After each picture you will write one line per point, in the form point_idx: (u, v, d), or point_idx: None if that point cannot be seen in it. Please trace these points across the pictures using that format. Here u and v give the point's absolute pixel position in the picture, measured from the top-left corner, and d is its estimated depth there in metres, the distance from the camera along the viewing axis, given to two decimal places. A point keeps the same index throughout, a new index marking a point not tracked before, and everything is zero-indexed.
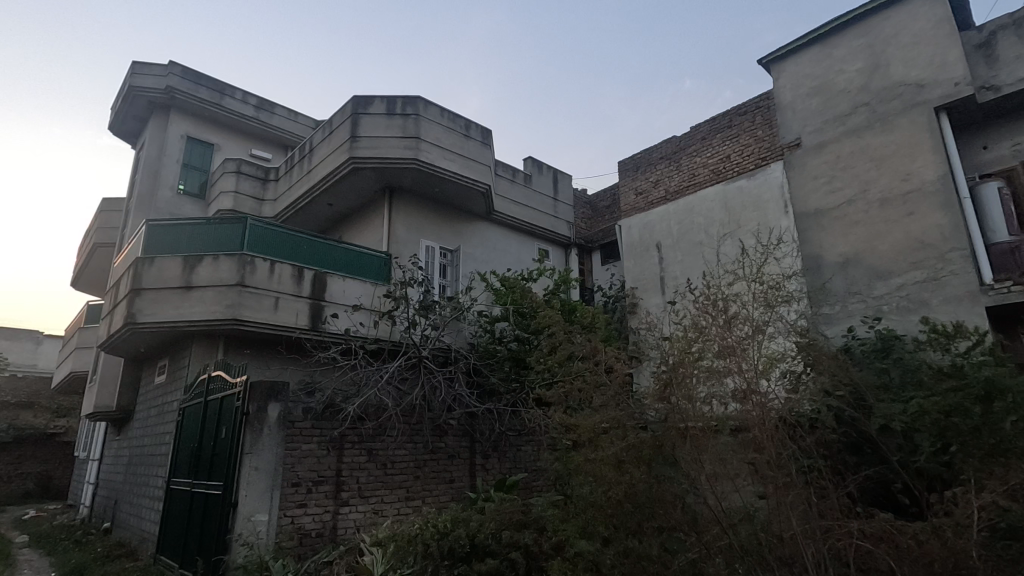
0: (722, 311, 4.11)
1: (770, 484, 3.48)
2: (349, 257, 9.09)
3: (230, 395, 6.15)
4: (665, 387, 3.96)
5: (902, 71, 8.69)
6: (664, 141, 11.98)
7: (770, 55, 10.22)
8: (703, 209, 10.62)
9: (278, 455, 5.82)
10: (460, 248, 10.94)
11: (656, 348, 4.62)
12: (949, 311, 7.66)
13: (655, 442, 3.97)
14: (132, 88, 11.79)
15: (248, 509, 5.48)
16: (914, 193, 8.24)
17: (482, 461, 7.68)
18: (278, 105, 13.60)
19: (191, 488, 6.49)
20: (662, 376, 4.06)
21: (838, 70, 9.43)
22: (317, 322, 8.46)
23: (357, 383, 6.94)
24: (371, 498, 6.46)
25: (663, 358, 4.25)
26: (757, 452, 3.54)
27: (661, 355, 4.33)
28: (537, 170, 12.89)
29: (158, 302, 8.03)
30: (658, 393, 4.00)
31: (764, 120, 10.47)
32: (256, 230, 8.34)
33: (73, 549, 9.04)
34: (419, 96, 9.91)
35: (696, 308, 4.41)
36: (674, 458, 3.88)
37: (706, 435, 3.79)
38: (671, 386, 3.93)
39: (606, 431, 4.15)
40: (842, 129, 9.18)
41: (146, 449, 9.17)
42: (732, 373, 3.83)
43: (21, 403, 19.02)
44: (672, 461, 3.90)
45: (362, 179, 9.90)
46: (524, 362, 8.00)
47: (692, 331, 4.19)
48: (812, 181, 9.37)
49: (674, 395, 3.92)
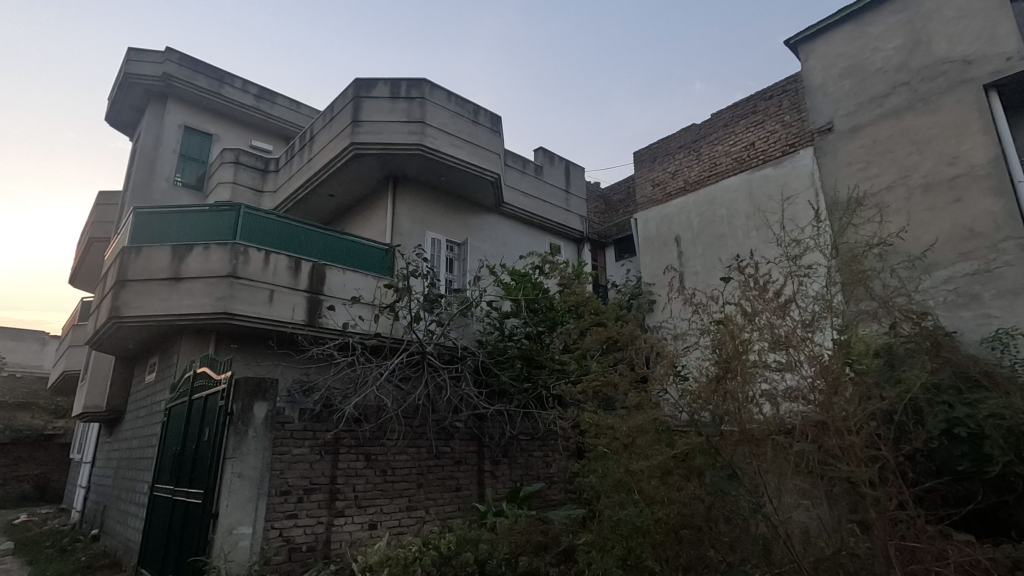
0: (773, 293, 3.47)
1: (868, 509, 2.75)
2: (348, 249, 8.51)
3: (214, 394, 5.58)
4: (719, 382, 3.32)
5: (946, 48, 8.04)
6: (683, 129, 11.36)
7: (798, 35, 9.60)
8: (726, 200, 10.16)
9: (265, 461, 5.23)
10: (468, 241, 10.36)
11: (693, 337, 4.01)
12: (1004, 306, 6.97)
13: (704, 447, 3.36)
14: (127, 76, 11.31)
15: (229, 522, 4.88)
16: (962, 177, 7.56)
17: (491, 467, 7.06)
18: (279, 94, 13.11)
19: (173, 495, 5.92)
20: (711, 368, 3.46)
21: (874, 48, 8.78)
22: (314, 317, 7.90)
23: (355, 381, 6.40)
24: (370, 508, 5.86)
25: (709, 348, 3.62)
26: (840, 462, 2.87)
27: (703, 349, 3.70)
28: (548, 161, 12.28)
29: (144, 294, 7.49)
30: (702, 392, 3.38)
31: (791, 104, 9.75)
32: (249, 218, 7.80)
33: (56, 558, 8.50)
34: (425, 78, 9.36)
35: (740, 290, 3.78)
36: (731, 469, 3.25)
37: (768, 443, 3.10)
38: (725, 378, 3.29)
39: (640, 434, 3.56)
40: (879, 111, 8.52)
41: (135, 452, 8.62)
42: (802, 364, 3.17)
43: (19, 403, 18.62)
44: (734, 473, 3.21)
45: (364, 167, 9.35)
46: (536, 361, 7.40)
47: (737, 319, 3.56)
48: (846, 167, 8.70)
49: (721, 396, 3.27)
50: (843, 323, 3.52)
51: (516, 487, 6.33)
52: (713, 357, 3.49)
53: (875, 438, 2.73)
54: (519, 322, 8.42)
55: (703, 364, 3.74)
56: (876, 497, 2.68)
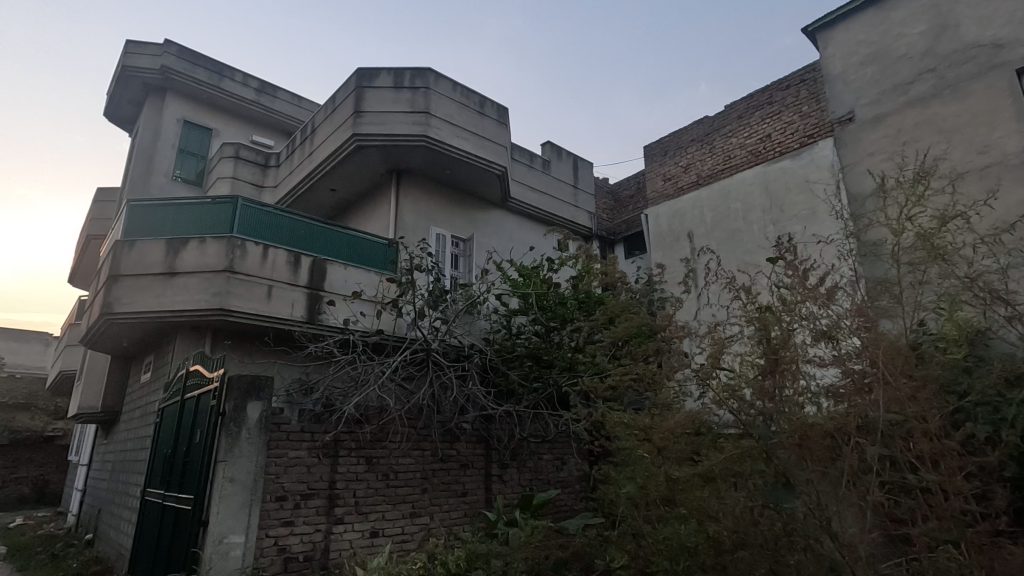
0: (816, 279, 3.12)
1: (938, 521, 2.39)
2: (349, 243, 8.19)
3: (207, 393, 5.27)
4: (763, 379, 3.01)
5: (974, 32, 7.67)
6: (695, 122, 11.02)
7: (816, 22, 9.24)
8: (741, 194, 9.81)
9: (258, 465, 4.89)
10: (474, 237, 10.04)
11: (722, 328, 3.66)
12: None
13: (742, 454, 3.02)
14: (126, 68, 11.04)
15: (219, 531, 4.55)
16: (994, 166, 7.19)
17: (499, 471, 6.70)
18: (280, 89, 12.85)
19: (163, 500, 5.60)
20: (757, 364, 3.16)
21: (897, 34, 8.42)
22: (314, 313, 7.60)
23: (356, 381, 6.08)
24: (371, 515, 5.51)
25: (749, 341, 3.30)
26: (907, 466, 2.52)
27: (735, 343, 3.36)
28: (556, 155, 11.94)
29: (137, 290, 7.18)
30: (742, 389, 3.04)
31: (809, 94, 9.40)
32: (247, 211, 7.50)
33: (47, 564, 8.20)
34: (430, 68, 9.05)
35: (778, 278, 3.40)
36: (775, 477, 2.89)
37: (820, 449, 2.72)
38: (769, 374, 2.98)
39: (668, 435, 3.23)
40: (903, 99, 8.15)
41: (129, 454, 8.33)
42: (859, 360, 2.82)
43: (18, 404, 18.17)
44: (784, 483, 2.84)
45: (367, 159, 9.04)
46: (547, 360, 7.08)
47: (775, 308, 3.19)
48: (869, 158, 8.32)
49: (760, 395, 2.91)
50: (900, 314, 3.17)
51: (527, 492, 5.99)
52: (754, 351, 3.18)
53: (953, 444, 2.40)
54: (527, 320, 8.09)
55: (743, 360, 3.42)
56: (953, 508, 2.34)
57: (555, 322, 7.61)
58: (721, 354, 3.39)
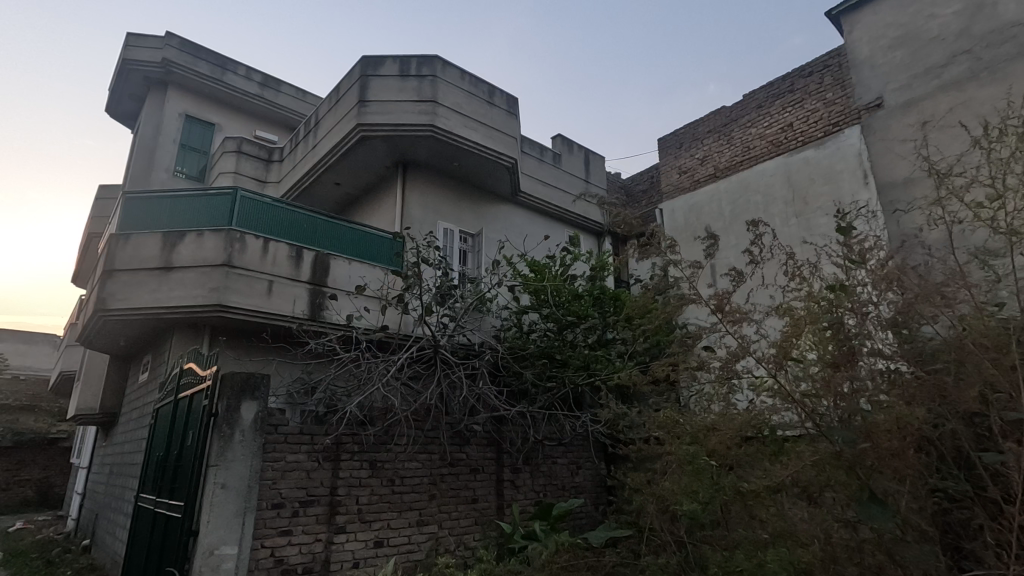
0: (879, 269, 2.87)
1: None
2: (354, 238, 7.86)
3: (199, 392, 4.92)
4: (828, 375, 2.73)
5: (1014, 10, 7.25)
6: (712, 112, 10.61)
7: (841, 5, 8.83)
8: (761, 186, 9.40)
9: (253, 470, 4.53)
10: (482, 232, 9.69)
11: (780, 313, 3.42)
12: None
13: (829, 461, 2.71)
14: (126, 62, 10.80)
15: (210, 541, 4.20)
16: None
17: (511, 477, 6.31)
18: (284, 83, 12.58)
19: (155, 507, 5.27)
20: (827, 358, 2.82)
21: (928, 15, 8.00)
22: (316, 310, 7.27)
23: (359, 379, 5.73)
24: (375, 523, 5.15)
25: (813, 330, 2.96)
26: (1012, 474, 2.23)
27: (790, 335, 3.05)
28: (567, 149, 11.55)
29: (131, 285, 6.85)
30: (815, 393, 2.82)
31: (833, 80, 8.97)
32: (247, 203, 7.17)
33: (41, 571, 7.94)
34: (437, 55, 8.72)
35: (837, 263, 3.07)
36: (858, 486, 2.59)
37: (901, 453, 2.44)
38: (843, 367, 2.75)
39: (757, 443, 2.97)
40: (936, 83, 7.72)
41: (125, 456, 8.04)
42: (957, 347, 2.51)
43: (20, 406, 17.83)
44: (867, 495, 2.48)
45: (372, 151, 8.71)
46: (562, 358, 6.70)
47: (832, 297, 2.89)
48: (899, 145, 7.88)
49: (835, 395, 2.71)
50: (986, 298, 2.76)
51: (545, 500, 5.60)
52: (819, 344, 2.86)
53: None
54: (540, 316, 7.72)
55: (800, 354, 3.07)
56: None
57: (569, 319, 7.30)
58: (783, 343, 3.08)
